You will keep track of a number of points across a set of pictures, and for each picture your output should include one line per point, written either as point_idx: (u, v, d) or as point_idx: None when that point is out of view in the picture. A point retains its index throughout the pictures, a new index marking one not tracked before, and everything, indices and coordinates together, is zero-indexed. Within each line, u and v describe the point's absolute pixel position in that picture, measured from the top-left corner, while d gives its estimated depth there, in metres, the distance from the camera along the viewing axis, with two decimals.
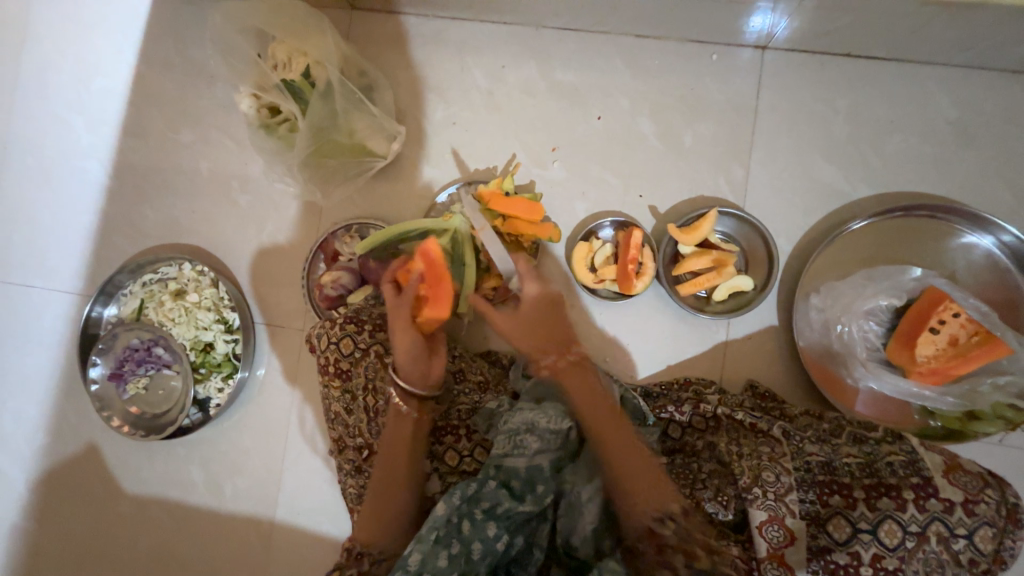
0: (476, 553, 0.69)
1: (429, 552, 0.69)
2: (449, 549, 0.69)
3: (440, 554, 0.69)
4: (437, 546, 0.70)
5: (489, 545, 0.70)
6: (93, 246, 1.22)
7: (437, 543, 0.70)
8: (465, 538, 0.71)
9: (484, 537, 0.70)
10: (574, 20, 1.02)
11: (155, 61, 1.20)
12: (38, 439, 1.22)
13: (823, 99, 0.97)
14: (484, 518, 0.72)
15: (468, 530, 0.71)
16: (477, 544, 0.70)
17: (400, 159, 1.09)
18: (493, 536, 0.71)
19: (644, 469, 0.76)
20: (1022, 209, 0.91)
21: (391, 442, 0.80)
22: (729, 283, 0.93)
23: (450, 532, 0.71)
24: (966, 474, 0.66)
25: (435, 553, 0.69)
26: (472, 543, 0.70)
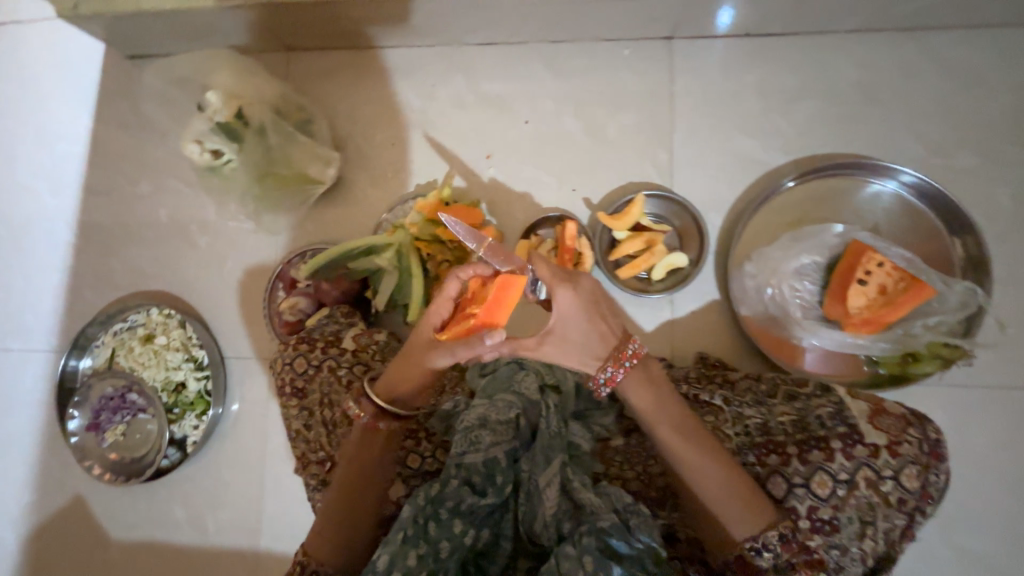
0: (444, 551, 0.73)
1: (399, 551, 0.72)
2: (417, 549, 0.72)
3: (410, 553, 0.72)
4: (406, 545, 0.72)
5: (455, 541, 0.74)
6: (65, 302, 1.27)
7: (405, 543, 0.73)
8: (432, 539, 0.73)
9: (452, 534, 0.74)
10: (491, 34, 1.09)
11: (109, 122, 1.27)
12: (25, 497, 1.24)
13: (732, 77, 1.03)
14: (450, 517, 0.75)
15: (436, 530, 0.74)
16: (444, 542, 0.73)
17: (346, 184, 1.15)
18: (460, 532, 0.74)
19: (729, 490, 0.65)
20: (931, 156, 0.95)
21: (353, 451, 0.81)
22: (664, 262, 0.97)
23: (418, 533, 0.73)
24: (891, 416, 0.68)
25: (405, 554, 0.71)
26: (442, 541, 0.73)
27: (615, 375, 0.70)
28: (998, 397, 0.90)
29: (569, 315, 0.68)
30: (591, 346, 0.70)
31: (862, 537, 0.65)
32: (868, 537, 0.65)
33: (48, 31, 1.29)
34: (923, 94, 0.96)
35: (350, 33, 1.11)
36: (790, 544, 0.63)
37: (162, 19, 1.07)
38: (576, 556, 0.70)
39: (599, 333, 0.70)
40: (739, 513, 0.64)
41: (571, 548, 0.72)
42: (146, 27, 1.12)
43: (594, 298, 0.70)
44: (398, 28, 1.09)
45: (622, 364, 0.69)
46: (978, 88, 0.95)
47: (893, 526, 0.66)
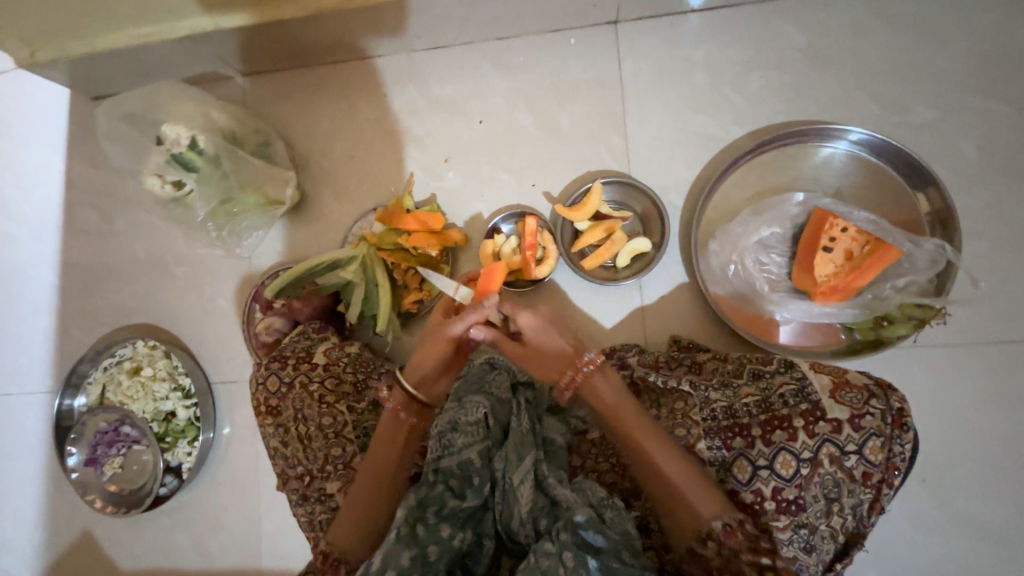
0: (433, 555, 0.71)
1: (393, 549, 0.70)
2: (410, 550, 0.70)
3: (403, 552, 0.70)
4: (399, 544, 0.71)
5: (444, 546, 0.72)
6: (57, 343, 1.30)
7: (399, 540, 0.72)
8: (421, 541, 0.72)
9: (439, 538, 0.72)
10: (437, 38, 1.09)
11: (82, 163, 1.30)
12: (35, 536, 1.27)
13: (680, 56, 1.02)
14: (436, 521, 0.74)
15: (423, 530, 0.73)
16: (432, 546, 0.71)
17: (310, 201, 1.16)
18: (447, 535, 0.73)
19: (684, 480, 0.68)
20: (885, 116, 0.96)
21: (387, 437, 0.83)
22: (627, 248, 0.96)
23: (409, 532, 0.72)
24: (852, 390, 0.71)
25: (399, 552, 0.70)
26: (427, 544, 0.71)
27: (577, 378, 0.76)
28: (979, 351, 0.89)
29: (530, 331, 0.79)
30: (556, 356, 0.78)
31: (828, 514, 0.69)
32: (834, 513, 0.69)
33: (15, 81, 1.32)
34: (872, 55, 0.96)
35: (299, 52, 1.12)
36: (735, 532, 0.65)
37: (113, 58, 1.09)
38: (556, 552, 0.68)
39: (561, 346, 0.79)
40: (692, 501, 0.67)
41: (550, 545, 0.69)
42: (102, 68, 1.14)
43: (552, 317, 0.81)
44: (347, 43, 1.10)
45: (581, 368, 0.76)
46: (929, 41, 0.95)
47: (860, 501, 0.70)
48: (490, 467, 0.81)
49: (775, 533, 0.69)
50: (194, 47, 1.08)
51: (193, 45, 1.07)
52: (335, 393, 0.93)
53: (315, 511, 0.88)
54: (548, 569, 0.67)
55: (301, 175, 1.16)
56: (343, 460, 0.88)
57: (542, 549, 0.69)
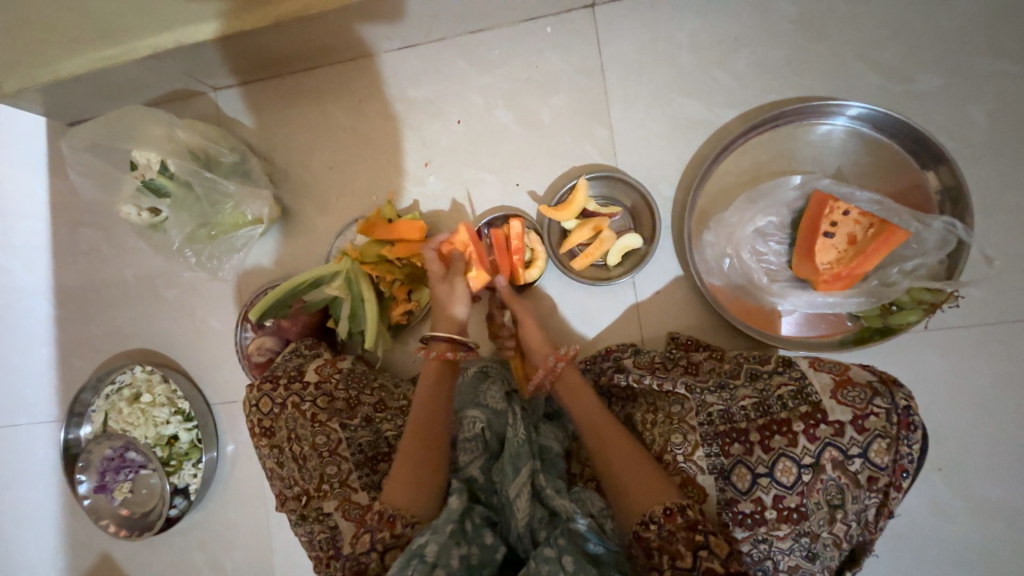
0: (475, 558, 0.70)
1: (445, 545, 0.67)
2: (460, 549, 0.69)
3: (453, 552, 0.68)
4: (451, 541, 0.69)
5: (485, 553, 0.72)
6: (59, 373, 1.31)
7: (453, 535, 0.69)
8: (469, 538, 0.71)
9: (483, 543, 0.72)
10: (408, 37, 1.04)
11: (65, 191, 1.29)
12: (58, 561, 1.30)
13: (663, 37, 0.96)
14: (479, 524, 0.73)
15: (472, 526, 0.72)
16: (475, 548, 0.71)
17: (292, 215, 1.13)
18: (490, 545, 0.72)
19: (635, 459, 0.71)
20: (887, 86, 0.89)
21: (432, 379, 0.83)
22: (617, 246, 0.92)
23: (460, 529, 0.70)
24: (855, 388, 0.67)
25: (451, 550, 0.68)
26: (472, 545, 0.71)
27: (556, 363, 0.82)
28: (995, 332, 0.84)
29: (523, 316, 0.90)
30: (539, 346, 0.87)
31: (832, 522, 0.66)
32: (838, 521, 0.66)
33: None
34: (869, 20, 0.90)
35: (268, 62, 1.08)
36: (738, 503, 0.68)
37: (78, 84, 1.06)
38: (556, 557, 0.66)
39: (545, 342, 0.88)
40: (643, 483, 0.69)
41: (549, 550, 0.67)
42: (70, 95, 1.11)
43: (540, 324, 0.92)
44: (315, 49, 1.06)
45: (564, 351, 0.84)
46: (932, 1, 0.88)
47: (866, 506, 0.67)
48: (491, 479, 0.80)
49: (775, 543, 0.67)
50: (159, 66, 1.05)
51: (158, 64, 1.04)
52: (328, 410, 0.90)
53: (314, 531, 0.87)
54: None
55: (281, 189, 1.13)
56: (339, 477, 0.87)
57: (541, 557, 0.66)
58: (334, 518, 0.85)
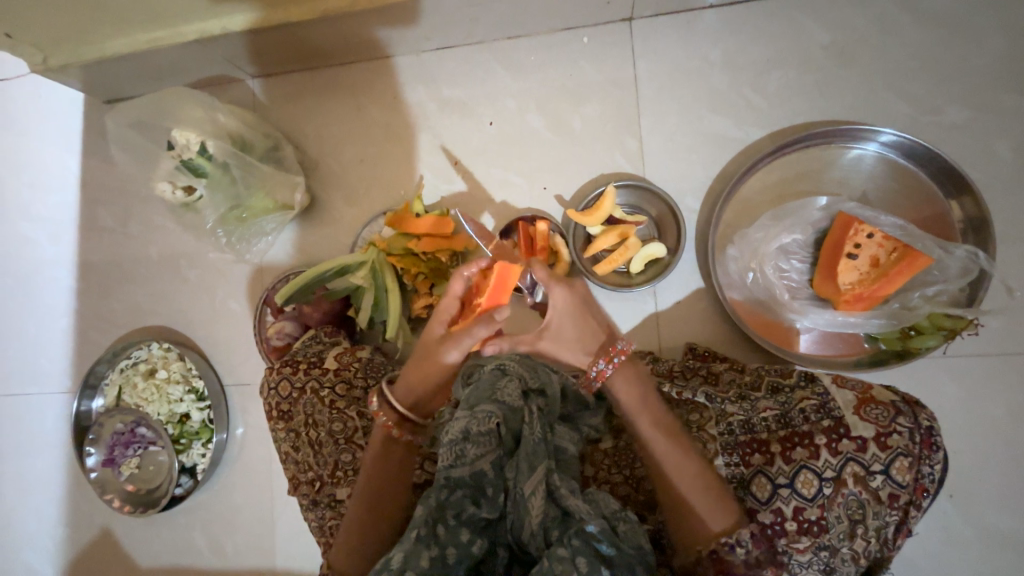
0: (452, 558, 0.70)
1: (413, 550, 0.68)
2: (429, 551, 0.69)
3: (422, 553, 0.68)
4: (420, 545, 0.69)
5: (461, 551, 0.70)
6: (75, 345, 1.32)
7: (420, 541, 0.69)
8: (441, 542, 0.70)
9: (459, 542, 0.71)
10: (447, 39, 1.07)
11: (96, 167, 1.31)
12: (59, 534, 1.30)
13: (697, 54, 0.99)
14: (457, 525, 0.72)
15: (450, 525, 0.72)
16: (451, 548, 0.70)
17: (320, 205, 1.15)
18: (467, 542, 0.71)
19: (705, 482, 0.67)
20: (915, 115, 0.91)
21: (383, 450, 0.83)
22: (642, 254, 0.93)
23: (429, 533, 0.70)
24: (878, 406, 0.68)
25: (419, 552, 0.68)
26: (447, 546, 0.70)
27: (604, 369, 0.76)
28: (1011, 362, 0.85)
29: (563, 310, 0.79)
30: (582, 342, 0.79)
31: (852, 537, 0.67)
32: (858, 537, 0.67)
33: (30, 85, 1.33)
34: (900, 51, 0.92)
35: (308, 54, 1.11)
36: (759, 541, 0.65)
37: (123, 63, 1.09)
38: (569, 557, 0.65)
39: (588, 333, 0.79)
40: (706, 510, 0.66)
41: (563, 550, 0.66)
42: (113, 74, 1.14)
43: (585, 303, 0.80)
44: (355, 44, 1.08)
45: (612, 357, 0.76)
46: (963, 36, 0.90)
47: (885, 524, 0.67)
48: (503, 475, 0.78)
49: (794, 555, 0.67)
50: (203, 51, 1.07)
51: (202, 49, 1.06)
52: (345, 398, 0.91)
53: (326, 516, 0.88)
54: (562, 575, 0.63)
55: (311, 178, 1.16)
56: (353, 465, 0.88)
57: (553, 557, 0.66)
58: (347, 505, 0.86)
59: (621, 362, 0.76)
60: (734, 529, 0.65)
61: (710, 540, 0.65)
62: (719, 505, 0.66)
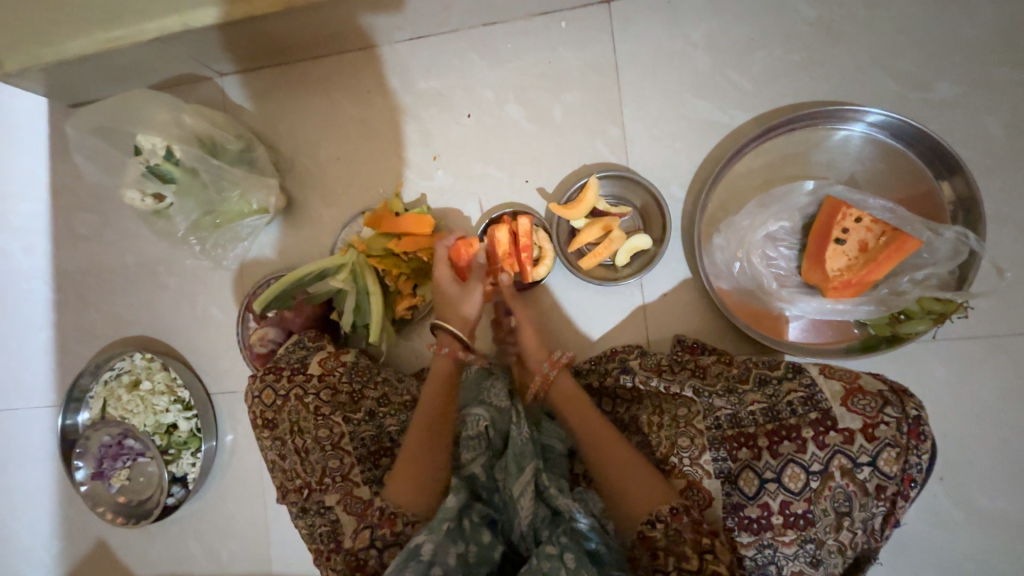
0: (473, 556, 0.68)
1: (442, 542, 0.65)
2: (456, 547, 0.67)
3: (450, 550, 0.66)
4: (448, 539, 0.66)
5: (482, 551, 0.69)
6: (57, 358, 1.29)
7: (449, 535, 0.67)
8: (466, 537, 0.68)
9: (480, 543, 0.69)
10: (419, 28, 1.03)
11: (67, 174, 1.27)
12: (54, 547, 1.29)
13: (678, 35, 0.95)
14: (478, 522, 0.71)
15: (469, 524, 0.70)
16: (473, 547, 0.68)
17: (297, 206, 1.12)
18: (488, 543, 0.70)
19: (632, 464, 0.71)
20: (904, 92, 0.88)
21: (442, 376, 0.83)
22: (627, 246, 0.91)
23: (456, 528, 0.68)
24: (865, 397, 0.67)
25: (446, 548, 0.65)
26: (470, 544, 0.68)
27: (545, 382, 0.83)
28: (1002, 343, 0.84)
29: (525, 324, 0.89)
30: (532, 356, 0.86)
31: (838, 529, 0.66)
32: (844, 528, 0.66)
33: None
34: (888, 26, 0.89)
35: (277, 49, 1.07)
36: (679, 515, 0.65)
37: (83, 65, 1.04)
38: (557, 555, 0.65)
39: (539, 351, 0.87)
40: (639, 490, 0.68)
41: (551, 548, 0.66)
42: (74, 77, 1.09)
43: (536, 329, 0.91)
44: (325, 37, 1.04)
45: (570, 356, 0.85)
46: (953, 8, 0.87)
47: (872, 515, 0.67)
48: (494, 478, 0.77)
49: (780, 548, 0.67)
50: (165, 49, 1.03)
51: (164, 47, 1.02)
52: (331, 404, 0.90)
53: (316, 524, 0.87)
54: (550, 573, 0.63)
55: (287, 178, 1.12)
56: (341, 471, 0.86)
57: (541, 554, 0.65)
58: (335, 512, 0.85)
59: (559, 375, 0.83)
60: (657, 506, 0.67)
61: (642, 516, 0.67)
62: (651, 483, 0.69)
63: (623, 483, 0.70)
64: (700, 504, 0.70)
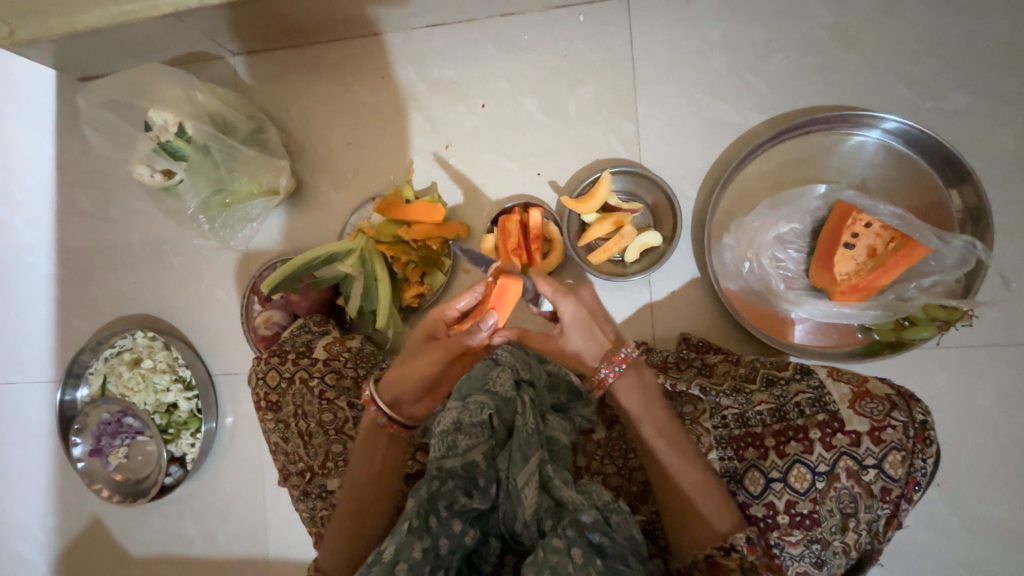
0: (444, 548, 0.69)
1: (404, 541, 0.67)
2: (423, 541, 0.68)
3: (414, 545, 0.67)
4: (412, 536, 0.68)
5: (454, 542, 0.71)
6: (57, 334, 1.28)
7: (411, 532, 0.69)
8: (433, 533, 0.70)
9: (451, 533, 0.71)
10: (436, 15, 1.02)
11: (72, 149, 1.26)
12: (48, 523, 1.29)
13: (696, 34, 0.95)
14: (449, 515, 0.72)
15: (441, 519, 0.71)
16: (444, 539, 0.70)
17: (307, 190, 1.11)
18: (459, 533, 0.71)
19: (703, 487, 0.67)
20: (918, 101, 0.89)
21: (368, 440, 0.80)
22: (637, 243, 0.92)
23: (422, 524, 0.69)
24: (873, 400, 0.68)
25: (412, 542, 0.67)
26: (439, 537, 0.70)
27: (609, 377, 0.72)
28: (1003, 353, 0.85)
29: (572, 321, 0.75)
30: (589, 351, 0.75)
31: (844, 530, 0.67)
32: (850, 529, 0.67)
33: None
34: (905, 34, 0.89)
35: (291, 30, 1.06)
36: (756, 546, 0.64)
37: (94, 39, 1.02)
38: (564, 549, 0.65)
39: (597, 341, 0.76)
40: (710, 513, 0.66)
41: (558, 541, 0.66)
42: (84, 51, 1.08)
43: (594, 313, 0.77)
44: (340, 20, 1.03)
45: (615, 365, 0.72)
46: (969, 18, 0.87)
47: (877, 516, 0.68)
48: (495, 467, 0.77)
49: (786, 548, 0.68)
50: (178, 26, 1.01)
51: (179, 24, 1.01)
52: (335, 389, 0.89)
53: (317, 506, 0.87)
54: (558, 566, 0.63)
55: (297, 162, 1.12)
56: (344, 457, 0.86)
57: (549, 548, 0.65)
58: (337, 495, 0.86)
59: (624, 371, 0.72)
60: (731, 533, 0.65)
61: (710, 544, 0.65)
62: (720, 512, 0.66)
63: (690, 509, 0.67)
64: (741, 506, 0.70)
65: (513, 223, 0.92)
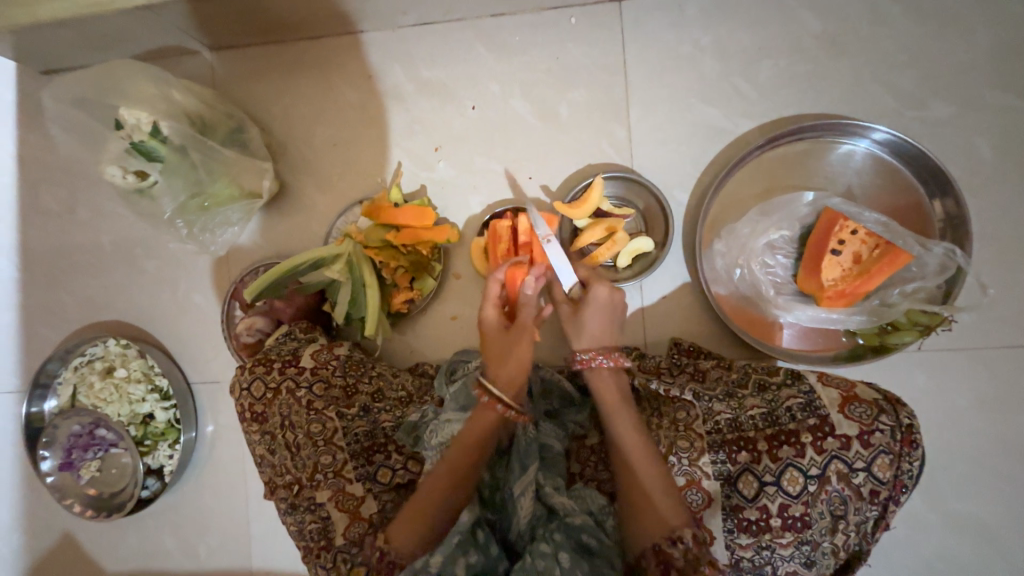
0: (479, 566, 0.70)
1: (450, 556, 0.68)
2: (467, 557, 0.69)
3: (458, 561, 0.68)
4: (458, 551, 0.69)
5: (489, 563, 0.71)
6: (21, 341, 1.21)
7: (458, 547, 0.69)
8: (476, 549, 0.70)
9: (487, 553, 0.71)
10: (425, 14, 0.99)
11: (36, 145, 1.18)
12: (15, 540, 1.23)
13: (687, 40, 0.95)
14: (488, 535, 0.73)
15: (480, 537, 0.72)
16: (478, 557, 0.70)
17: (290, 192, 1.08)
18: (496, 555, 0.71)
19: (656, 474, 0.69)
20: (902, 110, 0.91)
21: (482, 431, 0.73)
22: (628, 248, 0.91)
23: (467, 541, 0.70)
24: (861, 405, 0.70)
25: (456, 559, 0.68)
26: (478, 554, 0.70)
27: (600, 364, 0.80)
28: (979, 356, 0.88)
29: (597, 305, 0.83)
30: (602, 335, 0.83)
31: (833, 532, 0.69)
32: (839, 531, 0.69)
33: None
34: (889, 44, 0.91)
35: (274, 27, 1.02)
36: (702, 542, 0.64)
37: (57, 31, 0.96)
38: (551, 553, 0.66)
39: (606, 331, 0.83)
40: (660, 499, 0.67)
41: (545, 546, 0.67)
42: (48, 44, 1.01)
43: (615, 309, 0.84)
44: (325, 16, 0.99)
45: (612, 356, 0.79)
46: (950, 30, 0.90)
47: (866, 518, 0.70)
48: (494, 476, 0.78)
49: (777, 549, 0.70)
50: (150, 20, 0.96)
51: (152, 18, 0.95)
52: (323, 398, 0.87)
53: (306, 520, 0.84)
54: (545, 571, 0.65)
55: (280, 163, 1.08)
56: (334, 468, 0.84)
57: (537, 554, 0.66)
58: (327, 509, 0.83)
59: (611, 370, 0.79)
60: (680, 528, 0.65)
61: (657, 536, 0.65)
62: (673, 507, 0.66)
63: (635, 488, 0.69)
64: (732, 506, 0.71)
65: (503, 226, 0.91)
